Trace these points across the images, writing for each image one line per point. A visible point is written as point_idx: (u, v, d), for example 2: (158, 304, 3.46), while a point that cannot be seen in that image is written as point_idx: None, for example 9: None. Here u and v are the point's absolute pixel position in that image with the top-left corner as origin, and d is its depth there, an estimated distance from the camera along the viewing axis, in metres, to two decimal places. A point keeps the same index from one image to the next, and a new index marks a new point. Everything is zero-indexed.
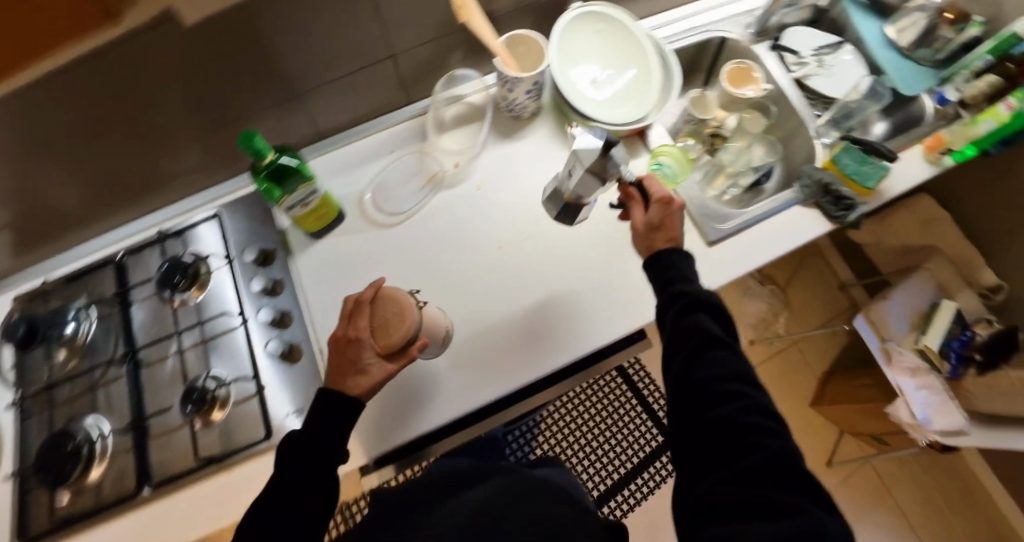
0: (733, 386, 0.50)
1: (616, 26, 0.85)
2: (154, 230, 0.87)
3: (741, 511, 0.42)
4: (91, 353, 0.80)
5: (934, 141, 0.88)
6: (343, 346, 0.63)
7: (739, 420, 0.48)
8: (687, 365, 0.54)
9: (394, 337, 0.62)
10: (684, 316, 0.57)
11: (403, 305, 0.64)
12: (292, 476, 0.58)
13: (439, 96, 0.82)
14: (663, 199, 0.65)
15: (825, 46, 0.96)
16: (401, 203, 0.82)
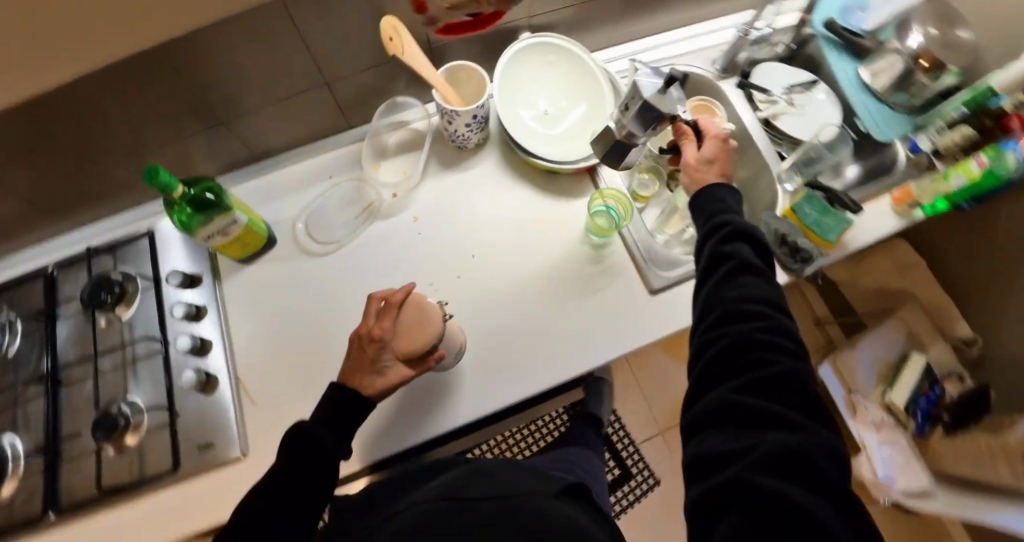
0: (756, 307, 0.50)
1: (570, 56, 0.82)
2: (81, 246, 0.84)
3: (745, 428, 0.44)
4: (14, 368, 0.78)
5: (901, 193, 0.84)
6: (365, 344, 0.64)
7: (755, 338, 0.48)
8: (715, 289, 0.54)
9: (417, 342, 0.62)
10: (712, 242, 0.57)
11: (428, 315, 0.64)
12: (282, 466, 0.58)
13: (377, 123, 0.79)
14: (719, 137, 0.65)
15: (799, 85, 0.91)
16: (333, 233, 0.80)
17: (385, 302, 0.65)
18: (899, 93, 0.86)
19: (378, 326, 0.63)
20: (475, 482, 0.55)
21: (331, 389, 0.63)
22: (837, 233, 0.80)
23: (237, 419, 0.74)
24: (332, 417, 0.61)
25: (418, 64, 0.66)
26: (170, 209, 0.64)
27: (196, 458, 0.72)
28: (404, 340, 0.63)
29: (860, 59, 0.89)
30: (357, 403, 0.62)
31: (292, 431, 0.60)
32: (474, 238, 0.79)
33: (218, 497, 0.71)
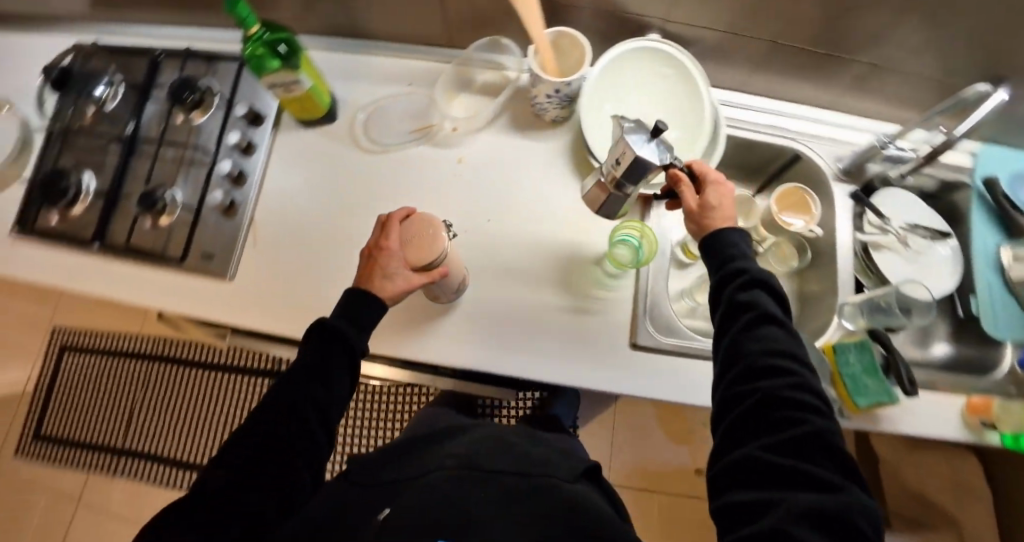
0: (780, 362, 0.48)
1: (688, 80, 0.77)
2: (186, 44, 0.91)
3: (772, 488, 0.42)
4: (108, 121, 0.83)
5: (981, 404, 0.68)
6: (372, 255, 0.63)
7: (780, 396, 0.46)
8: (732, 346, 0.52)
9: (425, 255, 0.61)
10: (726, 290, 0.54)
11: (434, 234, 0.62)
12: (309, 350, 0.59)
13: (472, 54, 0.80)
14: (716, 183, 0.59)
15: (924, 228, 0.80)
16: (386, 137, 0.80)
17: (386, 221, 0.65)
18: None
19: (384, 236, 0.62)
20: (492, 448, 0.56)
21: (352, 291, 0.62)
22: (871, 402, 0.67)
23: (237, 253, 0.75)
24: (353, 314, 0.60)
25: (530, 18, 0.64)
26: (245, 45, 0.66)
27: (197, 263, 0.75)
28: (415, 250, 0.62)
29: (1008, 236, 0.79)
30: (373, 305, 0.61)
31: (316, 323, 0.60)
32: (504, 204, 0.77)
33: (198, 304, 0.74)
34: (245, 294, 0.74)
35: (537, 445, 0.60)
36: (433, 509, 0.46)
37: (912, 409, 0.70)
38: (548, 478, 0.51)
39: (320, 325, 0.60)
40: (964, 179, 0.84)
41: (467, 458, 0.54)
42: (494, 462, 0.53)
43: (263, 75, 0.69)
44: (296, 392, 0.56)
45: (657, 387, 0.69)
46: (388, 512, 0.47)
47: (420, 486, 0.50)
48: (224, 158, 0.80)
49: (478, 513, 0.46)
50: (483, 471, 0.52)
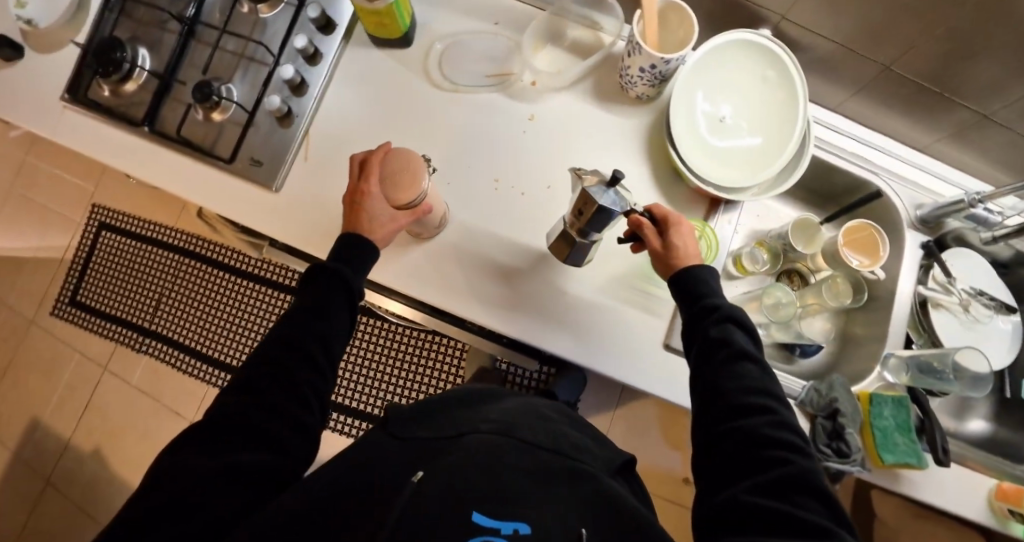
0: (758, 399, 0.48)
1: (789, 86, 0.71)
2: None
3: (761, 530, 0.41)
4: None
5: (1013, 491, 0.66)
6: (355, 203, 0.60)
7: (762, 435, 0.46)
8: (708, 386, 0.52)
9: (405, 195, 0.59)
10: (701, 324, 0.54)
11: (413, 169, 0.59)
12: (310, 291, 0.57)
13: (568, 6, 0.74)
14: (671, 222, 0.59)
15: (989, 297, 0.77)
16: (460, 75, 0.76)
17: (363, 161, 0.61)
18: None
19: (364, 181, 0.59)
20: (531, 424, 0.54)
21: (348, 236, 0.60)
22: (897, 460, 0.65)
23: (287, 165, 0.71)
24: (353, 259, 0.59)
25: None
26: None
27: (245, 168, 0.71)
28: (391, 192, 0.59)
29: None
30: (363, 246, 0.59)
31: (310, 269, 0.58)
32: (570, 175, 0.73)
33: (241, 207, 0.71)
34: (291, 207, 0.71)
35: (579, 433, 0.57)
36: (462, 477, 0.43)
37: (937, 476, 0.67)
38: (585, 466, 0.50)
39: (320, 267, 0.57)
40: None
41: (503, 428, 0.51)
42: (536, 440, 0.50)
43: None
44: (297, 329, 0.55)
45: (684, 394, 0.67)
46: (423, 475, 0.43)
47: (461, 450, 0.47)
48: (288, 64, 0.74)
49: (520, 491, 0.43)
50: (521, 446, 0.49)
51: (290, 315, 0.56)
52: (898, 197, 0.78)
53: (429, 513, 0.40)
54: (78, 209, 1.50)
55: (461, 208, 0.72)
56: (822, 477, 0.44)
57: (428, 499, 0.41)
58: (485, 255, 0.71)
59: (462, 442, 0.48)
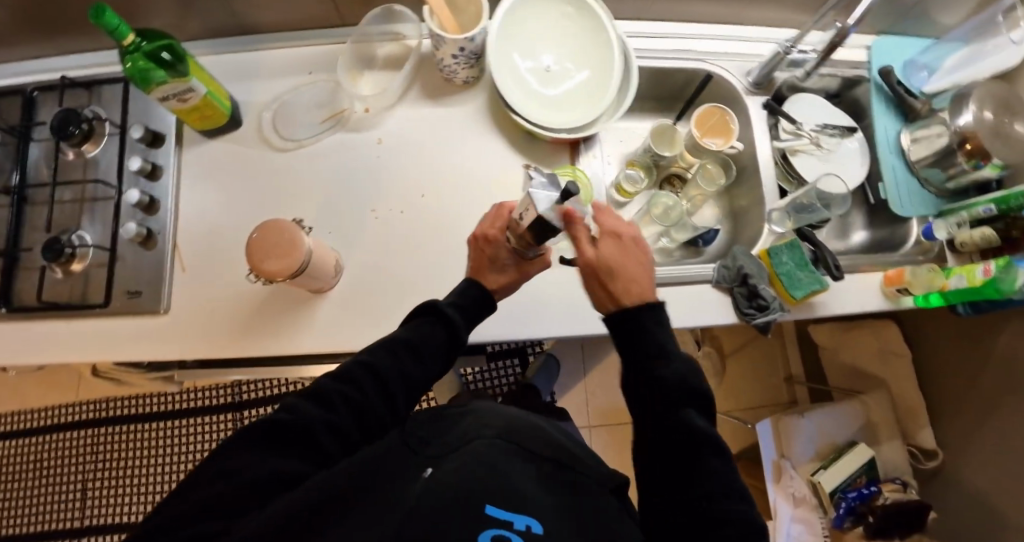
0: (732, 507, 0.43)
1: (591, 16, 0.76)
2: (59, 74, 0.82)
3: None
4: None
5: (895, 275, 0.80)
6: (480, 243, 0.64)
7: (722, 536, 0.42)
8: (675, 454, 0.46)
9: (297, 259, 0.61)
10: (668, 403, 0.48)
11: (293, 238, 0.61)
12: (418, 334, 0.58)
13: (368, 28, 0.76)
14: (612, 233, 0.55)
15: (833, 127, 0.90)
16: (297, 131, 0.77)
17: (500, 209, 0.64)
18: (934, 170, 0.87)
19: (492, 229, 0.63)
20: (533, 432, 0.51)
21: (464, 281, 0.64)
22: (806, 292, 0.75)
23: (167, 283, 0.71)
24: (466, 306, 0.62)
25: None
26: (126, 58, 0.62)
27: (125, 303, 0.71)
28: (265, 270, 0.60)
29: (908, 121, 0.90)
30: (480, 295, 0.63)
31: (429, 307, 0.61)
32: (435, 178, 0.76)
33: (138, 343, 0.70)
34: (186, 321, 0.70)
35: (568, 442, 0.55)
36: (463, 477, 0.42)
37: (838, 291, 0.81)
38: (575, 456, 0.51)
39: (439, 312, 0.60)
40: (863, 74, 0.91)
41: (510, 434, 0.49)
42: (540, 450, 0.49)
43: (153, 88, 0.63)
44: (386, 368, 0.55)
45: None
46: (430, 470, 0.44)
47: (461, 452, 0.46)
48: (131, 188, 0.74)
49: (523, 487, 0.43)
50: (529, 455, 0.48)
51: (380, 352, 0.56)
52: (727, 72, 0.85)
53: (428, 511, 0.38)
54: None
55: (351, 250, 0.74)
56: None
57: (435, 490, 0.41)
58: (390, 286, 0.73)
59: (458, 452, 0.46)
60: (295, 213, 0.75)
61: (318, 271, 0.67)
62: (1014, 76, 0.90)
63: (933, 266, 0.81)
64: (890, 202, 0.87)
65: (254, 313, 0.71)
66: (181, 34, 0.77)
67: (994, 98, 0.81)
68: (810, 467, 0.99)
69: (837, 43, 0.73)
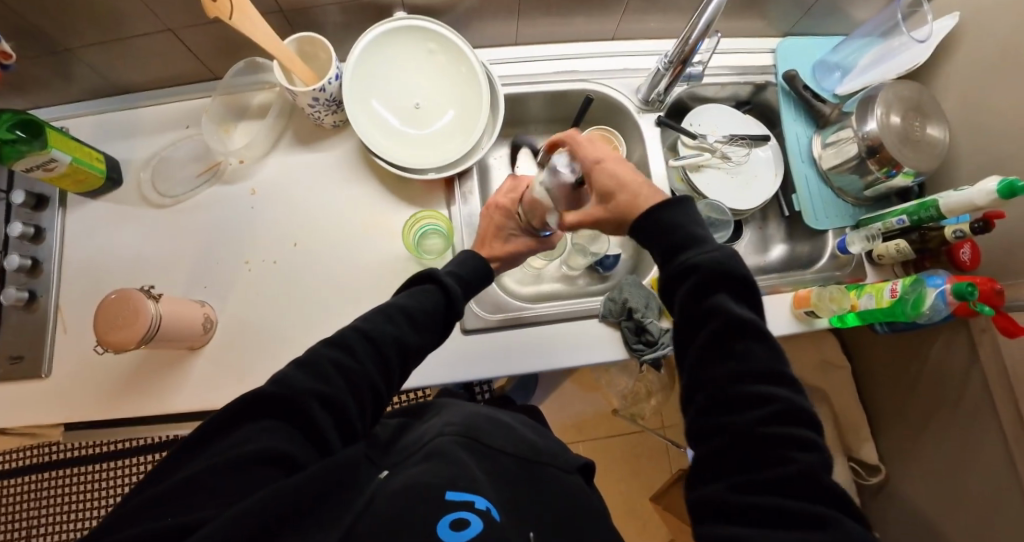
0: (764, 390, 0.38)
1: (454, 50, 0.75)
2: None
3: (763, 530, 0.33)
4: None
5: (802, 296, 0.74)
6: (494, 213, 0.70)
7: (763, 434, 0.37)
8: (708, 342, 0.40)
9: (138, 330, 0.58)
10: (699, 294, 0.42)
11: (137, 308, 0.59)
12: (419, 302, 0.56)
13: (232, 80, 0.77)
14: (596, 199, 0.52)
15: (740, 137, 0.85)
16: (173, 186, 0.76)
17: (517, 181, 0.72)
18: (848, 178, 0.81)
19: (503, 196, 0.69)
20: (493, 428, 0.54)
21: (464, 254, 0.64)
22: None
23: (48, 344, 0.71)
24: (465, 276, 0.62)
25: (266, 43, 0.62)
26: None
27: (9, 368, 0.71)
28: (112, 342, 0.58)
29: (819, 127, 0.86)
30: (480, 267, 0.64)
31: (426, 276, 0.59)
32: (308, 225, 0.75)
33: (22, 409, 0.70)
34: (68, 383, 0.71)
35: (528, 432, 0.57)
36: (423, 475, 0.43)
37: None
38: (542, 460, 0.52)
39: (438, 280, 0.58)
40: (770, 80, 0.88)
41: (466, 429, 0.51)
42: (499, 445, 0.51)
43: (11, 162, 0.63)
44: (383, 332, 0.51)
45: (507, 362, 0.73)
46: (388, 471, 0.45)
47: (426, 448, 0.48)
48: (10, 252, 0.72)
49: (475, 474, 0.45)
50: (484, 450, 0.50)
51: (377, 318, 0.52)
52: (613, 90, 0.81)
53: (389, 511, 0.38)
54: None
55: (225, 304, 0.73)
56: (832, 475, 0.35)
57: (399, 493, 0.40)
58: (265, 335, 0.72)
59: (416, 453, 0.48)
60: (171, 268, 0.74)
61: (184, 328, 0.66)
62: (928, 77, 0.85)
63: (842, 286, 0.74)
64: (803, 215, 0.83)
65: (133, 374, 0.71)
66: (58, 94, 0.79)
67: (900, 99, 0.76)
68: None
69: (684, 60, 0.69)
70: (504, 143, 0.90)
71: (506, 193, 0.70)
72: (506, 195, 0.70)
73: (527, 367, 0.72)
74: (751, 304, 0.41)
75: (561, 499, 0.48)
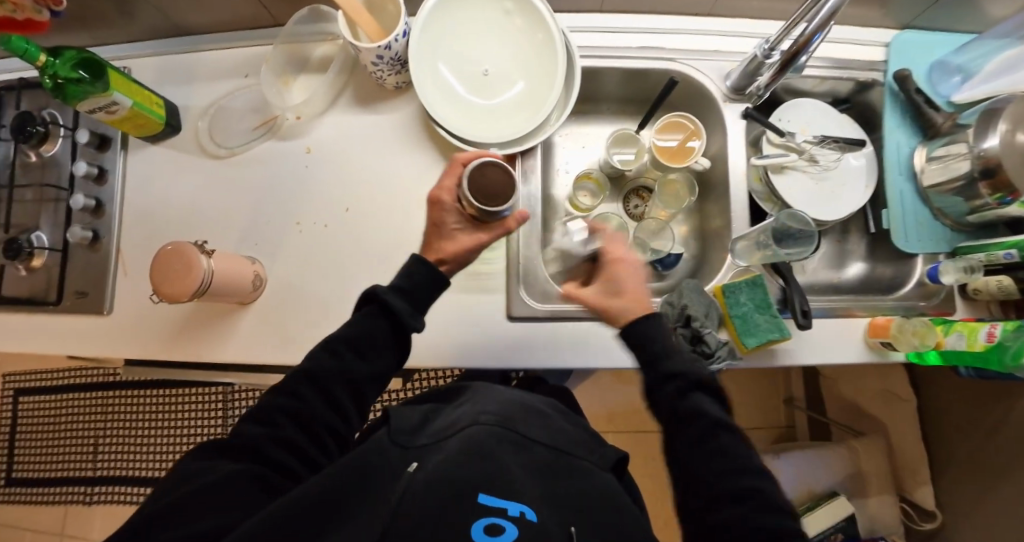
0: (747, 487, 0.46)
1: (532, 14, 0.68)
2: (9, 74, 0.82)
3: None
4: None
5: (880, 326, 0.68)
6: (432, 207, 0.57)
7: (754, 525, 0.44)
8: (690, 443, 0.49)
9: (188, 287, 0.57)
10: (680, 394, 0.51)
11: (189, 262, 0.57)
12: (361, 329, 0.53)
13: (294, 28, 0.73)
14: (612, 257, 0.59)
15: (833, 139, 0.77)
16: (230, 138, 0.74)
17: (456, 161, 0.56)
18: (951, 199, 0.73)
19: (436, 188, 0.55)
20: (528, 418, 0.52)
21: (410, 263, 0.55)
22: (762, 340, 0.66)
23: (110, 286, 0.71)
24: (414, 287, 0.54)
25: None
26: (44, 78, 0.61)
27: (71, 303, 0.71)
28: (167, 294, 0.57)
29: (925, 138, 0.77)
30: (431, 273, 0.55)
31: (368, 295, 0.55)
32: (362, 192, 0.72)
33: (76, 347, 0.71)
34: (124, 328, 0.70)
35: (563, 422, 0.56)
36: (452, 469, 0.41)
37: (813, 336, 0.70)
38: (583, 462, 0.49)
39: (379, 300, 0.54)
40: (878, 78, 0.78)
41: (502, 419, 0.49)
42: (534, 435, 0.50)
43: (75, 102, 0.62)
44: (323, 367, 0.50)
45: (557, 357, 0.68)
46: (417, 464, 0.42)
47: (457, 436, 0.47)
48: (77, 191, 0.72)
49: (508, 469, 0.43)
50: (520, 440, 0.48)
51: (321, 355, 0.52)
52: (701, 74, 0.74)
53: (417, 509, 0.37)
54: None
55: (274, 262, 0.71)
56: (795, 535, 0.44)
57: (429, 485, 0.39)
58: (313, 299, 0.70)
59: (449, 440, 0.46)
60: (223, 221, 0.72)
61: (234, 286, 0.64)
62: None
63: (928, 320, 0.67)
64: (892, 235, 0.76)
65: (183, 325, 0.70)
66: (123, 31, 0.77)
67: None
68: None
69: (796, 51, 0.61)
70: (572, 121, 0.84)
71: (445, 177, 0.56)
72: (440, 183, 0.56)
73: (576, 364, 0.67)
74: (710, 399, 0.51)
75: (607, 502, 0.44)
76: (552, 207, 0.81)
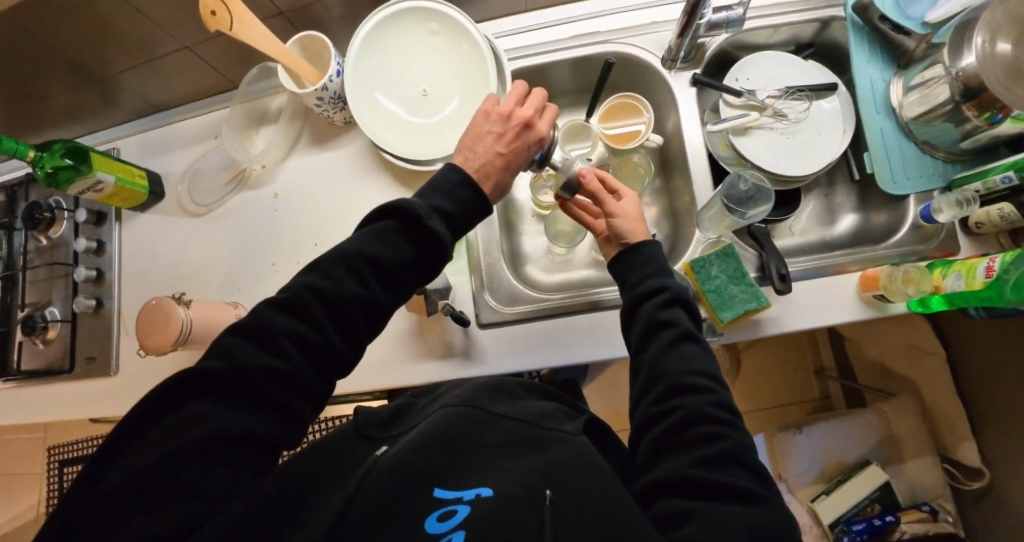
0: (716, 430, 0.43)
1: (456, 28, 0.70)
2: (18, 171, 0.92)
3: (702, 501, 0.39)
4: None
5: (871, 278, 0.63)
6: (511, 126, 0.56)
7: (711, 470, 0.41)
8: (683, 368, 0.47)
9: (166, 338, 0.61)
10: (654, 328, 0.50)
11: (168, 315, 0.62)
12: (390, 249, 0.48)
13: (248, 87, 0.78)
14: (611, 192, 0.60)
15: (798, 89, 0.73)
16: (207, 196, 0.80)
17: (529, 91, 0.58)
18: (939, 128, 0.66)
19: (531, 116, 0.56)
20: (500, 400, 0.50)
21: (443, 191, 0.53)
22: (740, 312, 0.62)
23: (114, 347, 0.78)
24: (452, 212, 0.51)
25: (268, 48, 0.60)
26: (36, 170, 0.68)
27: (84, 367, 0.78)
28: (151, 346, 0.62)
29: (901, 67, 0.72)
30: (465, 198, 0.52)
31: (385, 211, 0.50)
32: (324, 226, 0.75)
33: (94, 406, 0.78)
34: (132, 384, 0.77)
35: (544, 401, 0.53)
36: (423, 444, 0.43)
37: (798, 301, 0.66)
38: (559, 433, 0.46)
39: (398, 214, 0.49)
40: (837, 15, 0.73)
41: (470, 400, 0.49)
42: (505, 411, 0.48)
43: (66, 187, 0.69)
44: (342, 295, 0.46)
45: (528, 360, 0.66)
46: (385, 448, 0.44)
47: (432, 420, 0.47)
48: (80, 265, 0.80)
49: (474, 461, 0.42)
50: (487, 418, 0.47)
51: (336, 273, 0.46)
52: (641, 50, 0.72)
53: (381, 498, 0.38)
54: (37, 461, 1.41)
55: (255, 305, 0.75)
56: (755, 452, 0.42)
57: (390, 466, 0.41)
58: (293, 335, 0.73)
59: (418, 427, 0.47)
60: (208, 273, 0.78)
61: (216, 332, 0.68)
62: None
63: (923, 265, 0.62)
64: (879, 179, 0.70)
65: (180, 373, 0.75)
66: (107, 117, 0.85)
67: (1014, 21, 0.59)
68: (812, 491, 0.85)
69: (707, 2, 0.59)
70: None
71: (529, 107, 0.57)
72: (512, 107, 0.56)
73: (549, 364, 0.66)
74: (681, 309, 0.51)
75: (590, 471, 0.41)
76: (518, 211, 0.82)
